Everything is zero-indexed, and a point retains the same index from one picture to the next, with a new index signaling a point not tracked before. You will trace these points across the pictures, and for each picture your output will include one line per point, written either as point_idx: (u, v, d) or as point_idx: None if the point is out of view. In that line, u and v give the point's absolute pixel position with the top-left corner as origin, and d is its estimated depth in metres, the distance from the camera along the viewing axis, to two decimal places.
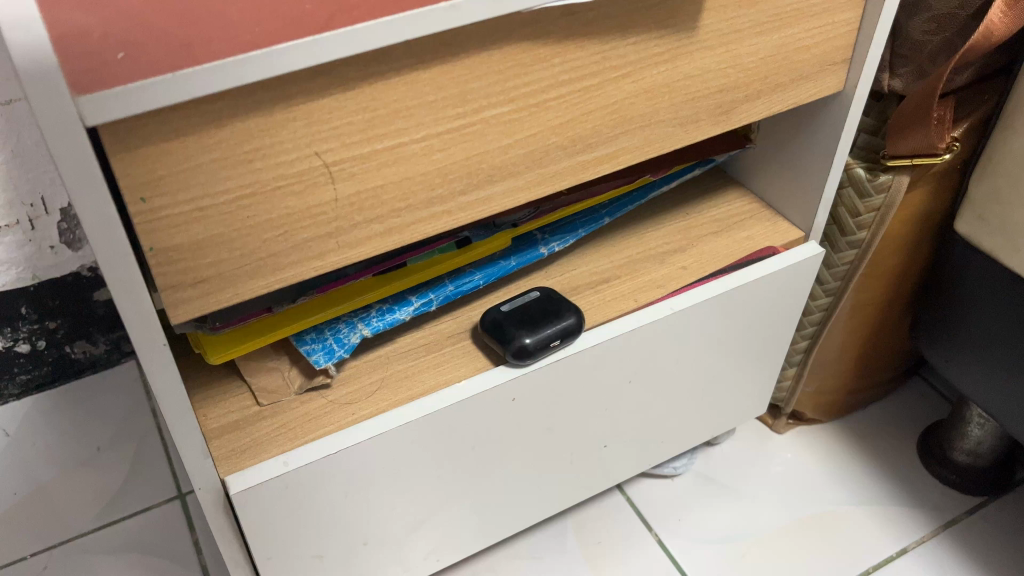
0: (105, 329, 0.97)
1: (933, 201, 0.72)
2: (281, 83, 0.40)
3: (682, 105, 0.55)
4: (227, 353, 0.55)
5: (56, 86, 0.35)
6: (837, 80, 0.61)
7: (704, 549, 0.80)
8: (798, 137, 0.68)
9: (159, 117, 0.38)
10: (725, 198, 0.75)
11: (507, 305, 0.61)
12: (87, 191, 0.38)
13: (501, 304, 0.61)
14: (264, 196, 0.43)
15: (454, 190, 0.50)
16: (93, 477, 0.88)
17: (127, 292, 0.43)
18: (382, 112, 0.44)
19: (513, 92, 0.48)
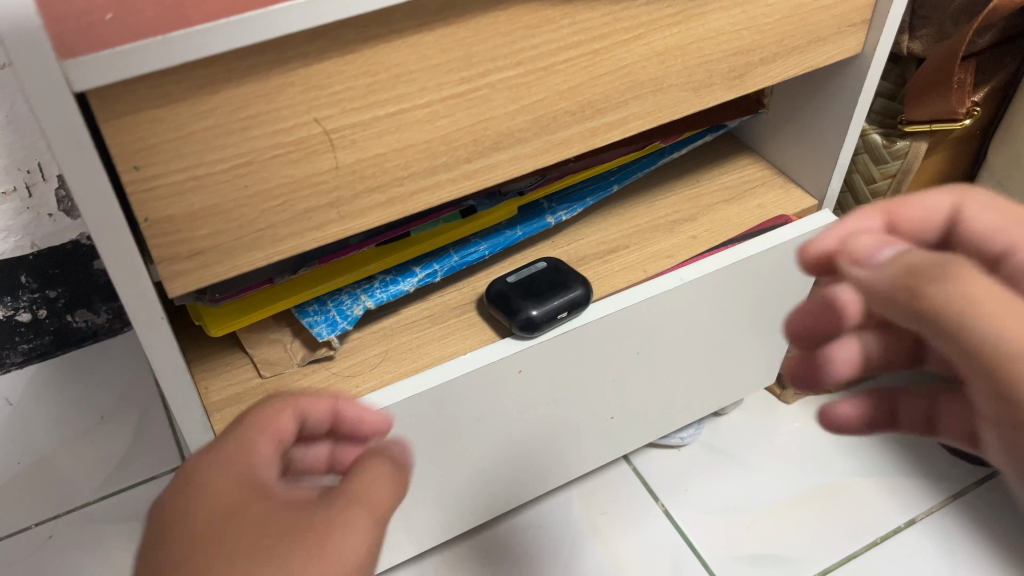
0: (106, 297, 0.95)
1: (951, 167, 0.70)
2: (278, 46, 0.39)
3: (696, 69, 0.53)
4: (227, 325, 0.53)
5: (42, 48, 0.33)
6: (856, 42, 0.59)
7: (712, 520, 0.79)
8: (813, 102, 0.66)
9: (151, 82, 0.37)
10: (736, 164, 0.73)
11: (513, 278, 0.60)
12: (77, 159, 0.37)
13: (505, 278, 0.60)
14: (261, 164, 0.42)
15: (459, 158, 0.48)
16: (97, 446, 0.88)
17: (122, 264, 0.42)
18: (384, 76, 0.42)
19: (521, 55, 0.46)
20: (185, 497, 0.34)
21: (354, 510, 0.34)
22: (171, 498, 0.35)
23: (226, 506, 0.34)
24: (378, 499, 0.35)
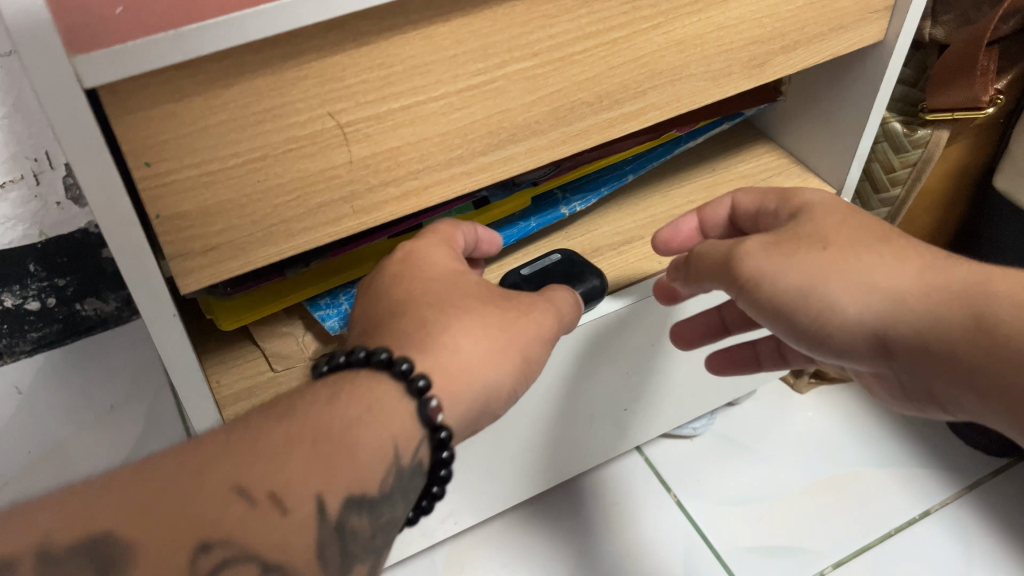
0: (115, 285, 0.91)
1: (973, 155, 0.68)
2: (291, 39, 0.38)
3: (715, 58, 0.52)
4: (239, 319, 0.53)
5: (52, 44, 0.32)
6: (879, 29, 0.57)
7: (725, 511, 0.79)
8: (833, 89, 0.64)
9: (163, 77, 0.36)
10: (752, 153, 0.72)
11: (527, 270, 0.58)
12: (89, 156, 0.36)
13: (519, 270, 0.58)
14: (274, 159, 0.41)
15: (474, 150, 0.47)
16: (107, 437, 0.89)
17: (135, 261, 0.41)
18: (399, 69, 0.41)
19: (538, 45, 0.45)
20: (410, 267, 0.45)
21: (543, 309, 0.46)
22: (388, 279, 0.45)
23: (451, 273, 0.46)
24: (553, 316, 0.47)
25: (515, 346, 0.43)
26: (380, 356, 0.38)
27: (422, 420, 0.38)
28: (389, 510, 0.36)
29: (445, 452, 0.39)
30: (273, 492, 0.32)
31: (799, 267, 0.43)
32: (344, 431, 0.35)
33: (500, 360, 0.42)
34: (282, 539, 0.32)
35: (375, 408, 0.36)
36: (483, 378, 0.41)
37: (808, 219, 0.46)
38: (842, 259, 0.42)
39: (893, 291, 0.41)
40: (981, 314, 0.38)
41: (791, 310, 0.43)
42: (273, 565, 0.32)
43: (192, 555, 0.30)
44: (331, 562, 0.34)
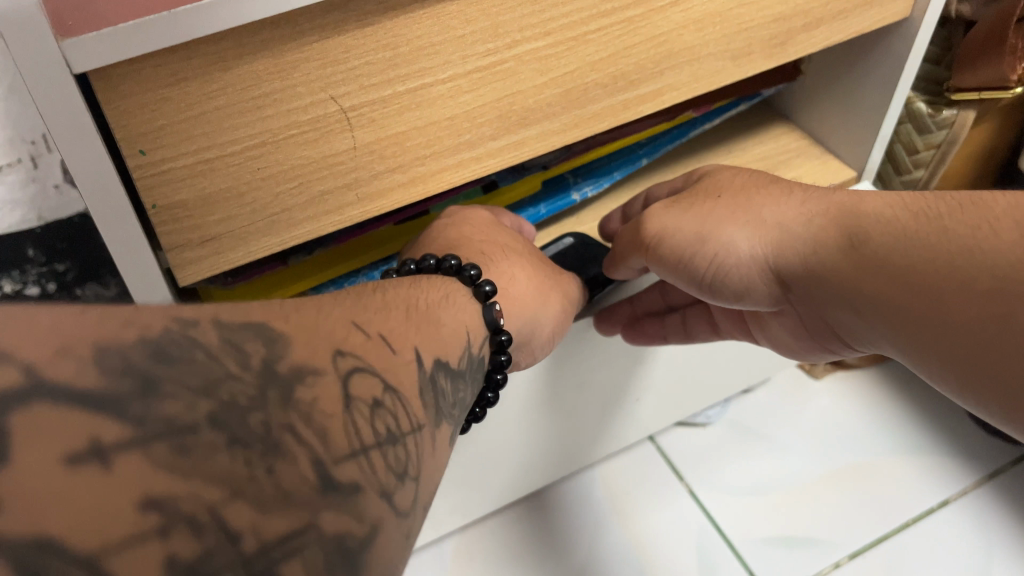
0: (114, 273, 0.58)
1: (998, 136, 0.66)
2: (292, 19, 0.35)
3: (735, 36, 0.50)
4: (242, 310, 0.51)
5: (37, 26, 0.30)
6: (905, 5, 0.55)
7: (738, 499, 0.77)
8: (854, 68, 0.62)
9: (155, 60, 0.34)
10: (769, 133, 0.70)
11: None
12: (79, 144, 0.34)
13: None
14: (275, 145, 0.39)
15: (483, 135, 0.45)
16: None
17: (131, 253, 0.39)
18: (404, 50, 0.39)
19: (550, 24, 0.42)
20: (452, 222, 0.49)
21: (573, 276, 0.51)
22: (435, 229, 0.49)
23: (494, 225, 0.50)
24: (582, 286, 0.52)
25: (559, 295, 0.48)
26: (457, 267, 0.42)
27: (487, 323, 0.41)
28: (464, 395, 0.37)
29: (502, 357, 0.43)
30: (383, 336, 0.31)
31: (690, 220, 0.47)
32: (432, 309, 0.37)
33: (551, 301, 0.47)
34: (398, 373, 0.30)
35: (455, 300, 0.40)
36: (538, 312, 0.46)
37: (709, 182, 0.50)
38: (726, 210, 0.47)
39: (775, 224, 0.45)
40: (853, 230, 0.41)
41: (689, 257, 0.47)
42: (391, 386, 0.29)
43: (332, 356, 0.27)
44: (431, 411, 0.32)
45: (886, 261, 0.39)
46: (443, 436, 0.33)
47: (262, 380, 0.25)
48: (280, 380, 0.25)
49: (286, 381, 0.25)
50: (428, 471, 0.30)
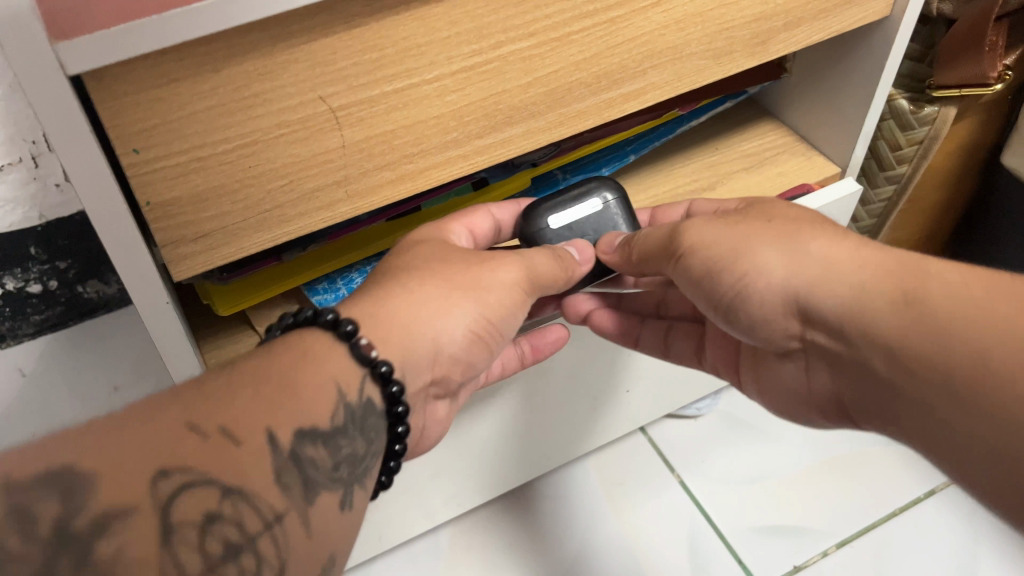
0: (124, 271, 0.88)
1: (981, 131, 0.67)
2: (281, 22, 0.37)
3: (716, 36, 0.51)
4: (236, 304, 0.52)
5: (34, 31, 0.31)
6: (885, 4, 0.56)
7: (728, 490, 0.79)
8: (837, 66, 0.63)
9: (149, 62, 0.35)
10: (757, 131, 0.71)
11: (556, 220, 0.52)
12: (75, 143, 0.35)
13: (549, 219, 0.52)
14: (265, 144, 0.40)
15: (470, 133, 0.47)
16: None
17: (125, 250, 0.40)
18: (391, 51, 0.40)
19: (534, 25, 0.44)
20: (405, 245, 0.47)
21: (513, 258, 0.46)
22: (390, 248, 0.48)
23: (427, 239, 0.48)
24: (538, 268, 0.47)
25: (473, 303, 0.44)
26: (314, 312, 0.38)
27: (361, 361, 0.38)
28: (356, 446, 0.36)
29: (396, 386, 0.38)
30: (225, 429, 0.30)
31: (733, 236, 0.44)
32: (288, 375, 0.34)
33: (457, 314, 0.43)
34: (245, 469, 0.30)
35: (316, 355, 0.36)
36: (440, 328, 0.43)
37: (760, 206, 0.47)
38: (773, 234, 0.44)
39: (823, 259, 0.41)
40: (909, 288, 0.37)
41: (717, 271, 0.45)
42: (234, 489, 0.30)
43: (151, 481, 0.28)
44: (297, 492, 0.32)
45: (937, 323, 0.35)
46: (325, 504, 0.33)
47: (53, 546, 0.25)
48: (75, 543, 0.25)
49: (83, 542, 0.25)
50: (302, 555, 0.31)
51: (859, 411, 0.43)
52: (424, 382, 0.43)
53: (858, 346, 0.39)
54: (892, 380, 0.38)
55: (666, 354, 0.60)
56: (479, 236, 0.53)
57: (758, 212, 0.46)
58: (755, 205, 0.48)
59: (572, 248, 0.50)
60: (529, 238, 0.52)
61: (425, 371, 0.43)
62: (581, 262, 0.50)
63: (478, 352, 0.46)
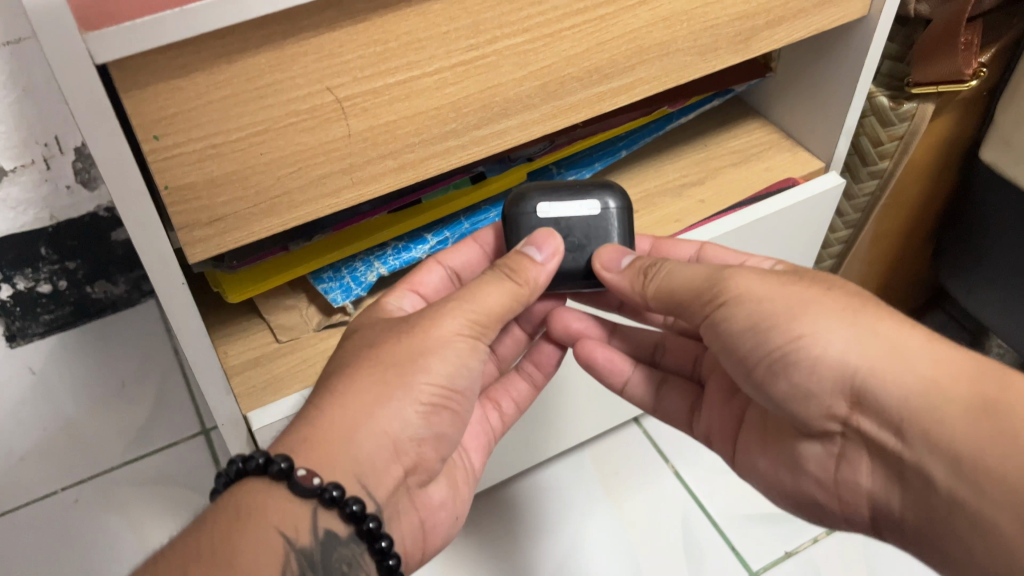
0: (126, 268, 0.93)
1: (959, 127, 0.70)
2: (292, 16, 0.39)
3: (701, 33, 0.54)
4: (246, 291, 0.55)
5: (65, 23, 0.34)
6: (863, 4, 0.59)
7: (719, 479, 0.81)
8: (819, 65, 0.66)
9: (168, 52, 0.38)
10: (744, 128, 0.74)
11: (545, 209, 0.53)
12: (100, 129, 0.38)
13: (540, 207, 0.53)
14: (275, 132, 0.43)
15: (468, 124, 0.49)
16: (120, 411, 0.88)
17: (144, 232, 0.43)
18: (394, 45, 0.43)
19: (528, 21, 0.46)
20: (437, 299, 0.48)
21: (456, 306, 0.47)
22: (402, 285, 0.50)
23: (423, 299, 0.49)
24: (492, 299, 0.47)
25: (412, 378, 0.45)
26: (241, 460, 0.41)
27: (304, 494, 0.40)
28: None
29: (354, 504, 0.41)
30: None
31: (798, 306, 0.43)
32: (219, 537, 0.38)
33: (397, 399, 0.44)
34: None
35: (254, 507, 0.40)
36: (387, 413, 0.44)
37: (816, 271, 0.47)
38: (837, 307, 0.43)
39: (889, 341, 0.41)
40: (988, 396, 0.38)
41: (767, 330, 0.44)
42: None
43: None
44: None
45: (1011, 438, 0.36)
46: None
47: None
48: None
49: None
50: None
51: (887, 521, 0.44)
52: (392, 470, 0.45)
53: (912, 442, 0.40)
54: (947, 486, 0.38)
55: (653, 405, 0.60)
56: (429, 292, 0.55)
57: (814, 278, 0.46)
58: (807, 269, 0.47)
59: (531, 247, 0.49)
60: (512, 220, 0.53)
61: (387, 455, 0.44)
62: (545, 260, 0.49)
63: (438, 421, 0.47)
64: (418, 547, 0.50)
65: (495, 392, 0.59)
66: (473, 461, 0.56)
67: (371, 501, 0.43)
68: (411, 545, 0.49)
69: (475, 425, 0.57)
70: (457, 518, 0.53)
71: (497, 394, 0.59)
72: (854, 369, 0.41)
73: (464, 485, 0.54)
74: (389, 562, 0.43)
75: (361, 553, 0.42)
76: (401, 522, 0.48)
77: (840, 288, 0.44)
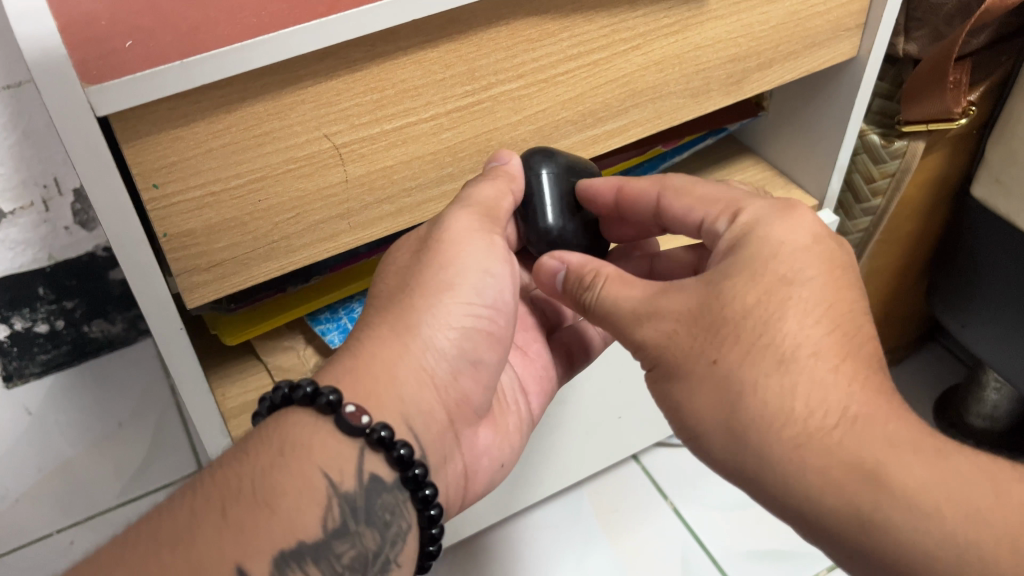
0: (122, 306, 0.91)
1: (949, 163, 0.70)
2: (291, 66, 0.40)
3: (693, 76, 0.55)
4: (243, 334, 0.55)
5: (67, 76, 0.34)
6: (852, 45, 0.60)
7: (718, 516, 0.80)
8: (810, 104, 0.67)
9: (168, 103, 0.38)
10: (737, 166, 0.75)
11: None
12: (101, 178, 0.38)
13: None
14: (275, 179, 0.43)
15: (464, 168, 0.50)
16: (116, 453, 0.90)
17: (142, 277, 0.43)
18: (391, 92, 0.44)
19: (522, 67, 0.47)
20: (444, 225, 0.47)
21: (456, 210, 0.46)
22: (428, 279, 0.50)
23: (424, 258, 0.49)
24: (492, 203, 0.46)
25: (439, 302, 0.45)
26: (290, 388, 0.41)
27: (349, 431, 0.40)
28: (359, 536, 0.39)
29: (401, 448, 0.40)
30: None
31: (698, 388, 0.40)
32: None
33: (427, 326, 0.44)
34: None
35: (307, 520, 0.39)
36: (421, 338, 0.44)
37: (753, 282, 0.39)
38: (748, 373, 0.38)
39: None
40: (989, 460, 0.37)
41: None
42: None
43: None
44: None
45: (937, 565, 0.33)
46: None
47: None
48: None
49: None
50: None
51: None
52: (432, 405, 0.44)
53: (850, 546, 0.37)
54: None
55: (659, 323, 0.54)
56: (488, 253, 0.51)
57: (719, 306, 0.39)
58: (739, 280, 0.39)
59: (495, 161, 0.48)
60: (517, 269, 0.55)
61: (428, 393, 0.44)
62: (505, 161, 0.48)
63: (479, 354, 0.46)
64: (460, 494, 0.48)
65: (566, 336, 0.57)
66: (535, 409, 0.54)
67: (417, 444, 0.43)
68: (452, 500, 0.48)
69: (544, 370, 0.55)
70: (500, 472, 0.51)
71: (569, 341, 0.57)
72: (810, 432, 0.37)
73: (515, 432, 0.52)
74: (430, 513, 0.42)
75: (404, 501, 0.42)
76: (445, 469, 0.46)
77: (739, 339, 0.38)
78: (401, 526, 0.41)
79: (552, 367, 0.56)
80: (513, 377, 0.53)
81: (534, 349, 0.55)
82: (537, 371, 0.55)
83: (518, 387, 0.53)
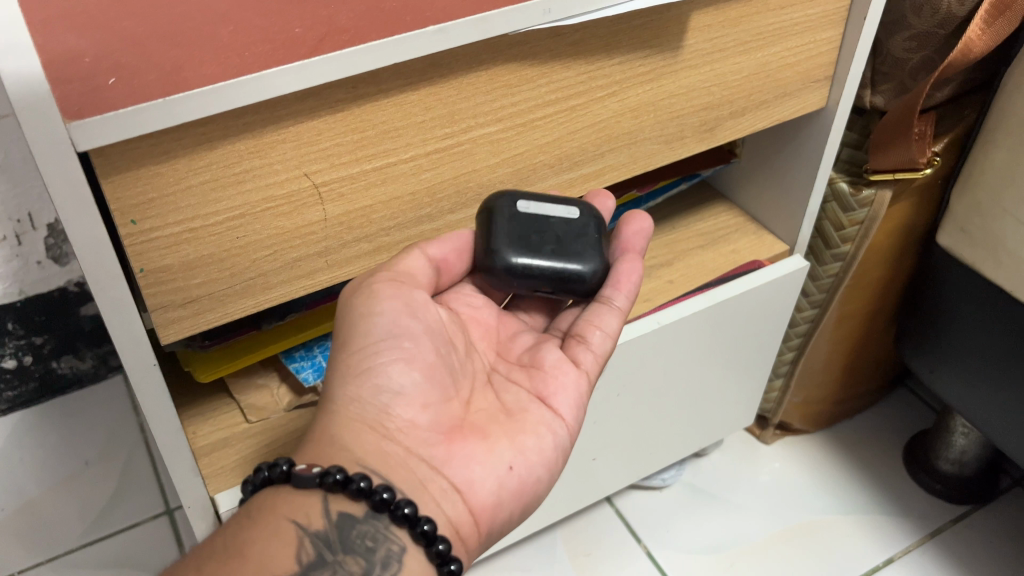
0: (93, 343, 0.93)
1: (917, 212, 0.72)
2: (272, 107, 0.41)
3: (668, 123, 0.56)
4: (216, 371, 0.55)
5: (48, 113, 0.35)
6: (820, 97, 0.62)
7: (692, 559, 0.80)
8: (780, 151, 0.69)
9: (148, 140, 0.38)
10: (710, 212, 0.76)
11: (525, 206, 0.50)
12: (79, 212, 0.38)
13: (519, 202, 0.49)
14: (253, 217, 0.44)
15: (443, 209, 0.50)
16: (80, 493, 0.85)
17: (117, 312, 0.43)
18: (371, 133, 0.44)
19: (501, 112, 0.48)
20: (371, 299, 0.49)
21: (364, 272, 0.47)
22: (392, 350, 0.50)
23: None
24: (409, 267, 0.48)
25: (343, 355, 0.45)
26: (251, 478, 0.43)
27: (309, 484, 0.41)
28: (340, 565, 0.39)
29: (360, 480, 0.41)
30: None
31: None
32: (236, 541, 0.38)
33: (347, 385, 0.44)
34: None
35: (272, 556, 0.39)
36: (340, 397, 0.44)
37: None
38: None
39: None
40: None
41: None
42: None
43: None
44: None
45: None
46: None
47: None
48: None
49: None
50: None
51: None
52: (376, 442, 0.43)
53: None
54: None
55: None
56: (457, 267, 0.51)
57: None
58: None
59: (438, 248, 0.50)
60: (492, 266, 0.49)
61: (369, 434, 0.43)
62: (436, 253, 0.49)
63: (406, 377, 0.45)
64: (466, 518, 0.44)
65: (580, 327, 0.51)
66: (559, 416, 0.49)
67: (381, 477, 0.42)
68: (463, 523, 0.44)
69: (558, 372, 0.50)
70: (521, 482, 0.46)
71: (580, 329, 0.51)
72: None
73: (530, 441, 0.47)
74: (423, 527, 0.41)
75: (387, 526, 0.41)
76: (426, 493, 0.43)
77: None
78: (391, 548, 0.41)
79: (570, 367, 0.50)
80: (520, 394, 0.50)
81: (540, 359, 0.51)
82: (550, 378, 0.50)
83: (526, 401, 0.49)
